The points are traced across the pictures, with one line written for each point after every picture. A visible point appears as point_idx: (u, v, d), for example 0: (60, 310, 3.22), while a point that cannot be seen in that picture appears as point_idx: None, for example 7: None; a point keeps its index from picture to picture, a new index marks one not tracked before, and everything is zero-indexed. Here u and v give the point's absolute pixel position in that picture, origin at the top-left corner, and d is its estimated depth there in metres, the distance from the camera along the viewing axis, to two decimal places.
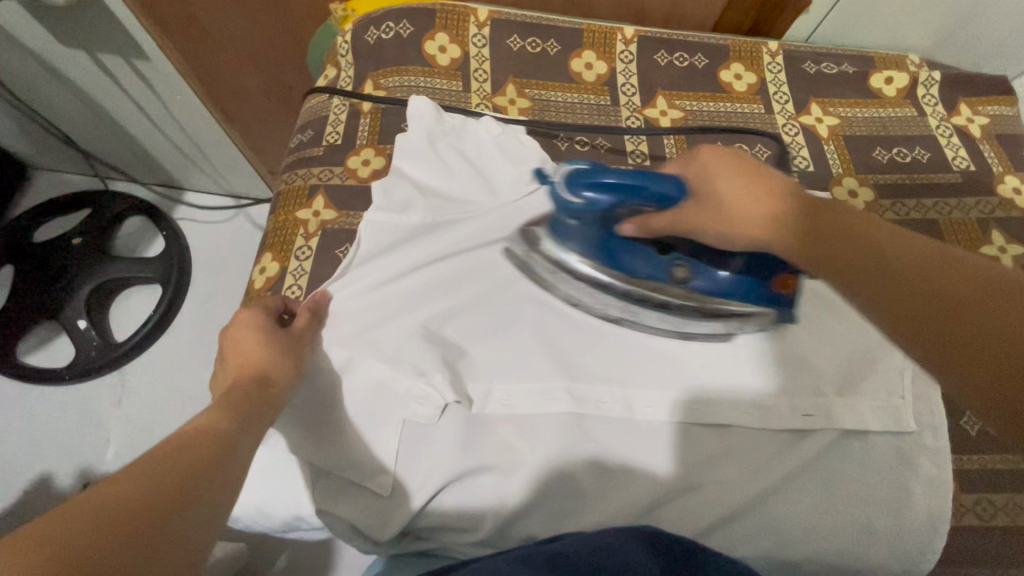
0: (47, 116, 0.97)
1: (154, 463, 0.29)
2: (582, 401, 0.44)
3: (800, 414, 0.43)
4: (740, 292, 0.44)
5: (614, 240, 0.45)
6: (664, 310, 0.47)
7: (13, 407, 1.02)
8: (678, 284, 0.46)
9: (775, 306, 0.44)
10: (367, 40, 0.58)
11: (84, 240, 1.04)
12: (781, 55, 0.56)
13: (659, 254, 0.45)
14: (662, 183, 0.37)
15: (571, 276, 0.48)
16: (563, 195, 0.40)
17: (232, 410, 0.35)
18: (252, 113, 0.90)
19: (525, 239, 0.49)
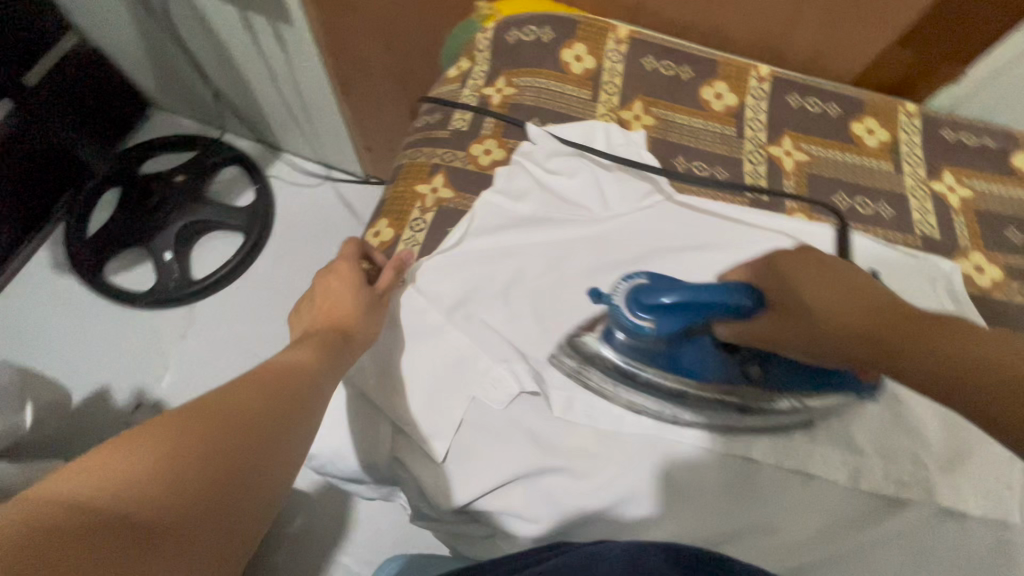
0: (182, 61, 1.05)
1: (249, 387, 0.32)
2: (663, 424, 0.44)
3: (891, 481, 0.42)
4: (820, 384, 0.43)
5: (681, 350, 0.43)
6: (746, 418, 0.43)
7: (91, 319, 1.09)
8: (754, 382, 0.44)
9: (852, 387, 0.43)
10: (507, 39, 0.60)
11: (187, 178, 1.12)
12: (918, 118, 0.56)
13: (726, 357, 0.44)
14: (743, 291, 0.38)
15: (634, 387, 0.44)
16: (631, 315, 0.40)
17: (318, 354, 0.38)
18: (367, 90, 0.95)
19: (573, 349, 0.46)
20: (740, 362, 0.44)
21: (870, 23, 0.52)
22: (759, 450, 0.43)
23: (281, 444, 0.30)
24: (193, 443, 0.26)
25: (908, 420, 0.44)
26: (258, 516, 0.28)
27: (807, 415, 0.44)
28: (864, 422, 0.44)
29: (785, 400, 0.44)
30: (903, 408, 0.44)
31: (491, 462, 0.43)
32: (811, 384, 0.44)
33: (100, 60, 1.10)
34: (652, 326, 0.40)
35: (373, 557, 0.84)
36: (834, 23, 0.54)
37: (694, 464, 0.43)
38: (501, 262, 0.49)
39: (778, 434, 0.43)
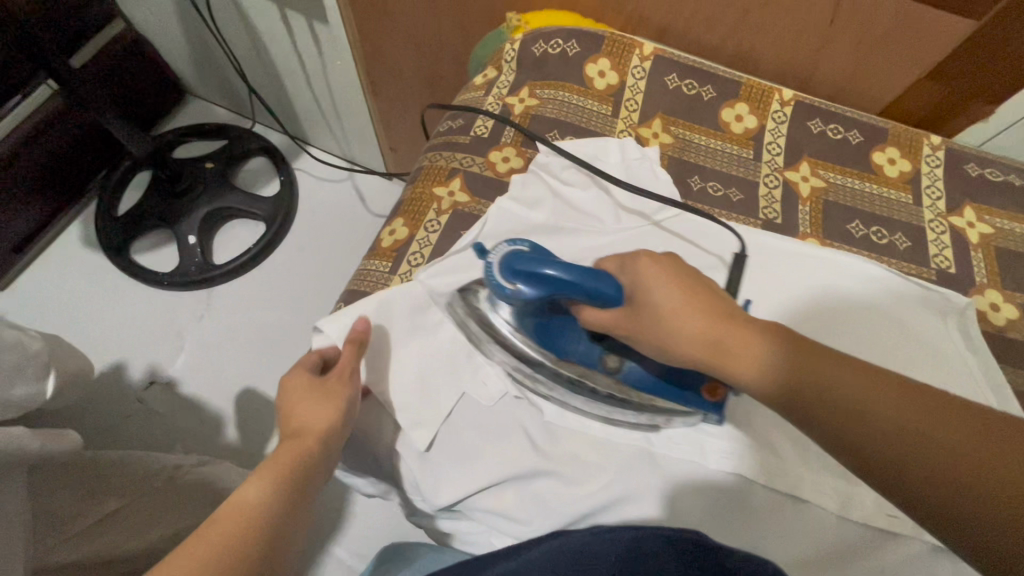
0: (220, 52, 1.09)
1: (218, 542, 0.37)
2: (654, 434, 0.44)
3: (884, 514, 0.41)
4: (671, 394, 0.43)
5: (549, 320, 0.45)
6: (592, 397, 0.45)
7: (115, 296, 1.13)
8: (608, 373, 0.45)
9: (702, 408, 0.43)
10: (533, 51, 0.61)
11: (216, 165, 1.15)
12: (942, 151, 0.55)
13: (593, 340, 0.45)
14: (604, 284, 0.39)
15: (502, 346, 0.46)
16: (498, 277, 0.40)
17: (283, 480, 0.42)
18: (395, 91, 0.97)
19: (464, 302, 0.47)
20: (603, 350, 0.45)
21: (897, 55, 0.52)
22: (749, 467, 0.42)
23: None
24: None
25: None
26: None
27: (647, 414, 0.45)
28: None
29: (633, 395, 0.44)
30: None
31: (484, 462, 0.44)
32: (663, 387, 0.44)
33: (142, 48, 1.15)
34: (516, 293, 0.40)
35: (366, 548, 0.86)
36: (861, 53, 0.53)
37: (688, 479, 0.43)
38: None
39: (770, 454, 0.43)
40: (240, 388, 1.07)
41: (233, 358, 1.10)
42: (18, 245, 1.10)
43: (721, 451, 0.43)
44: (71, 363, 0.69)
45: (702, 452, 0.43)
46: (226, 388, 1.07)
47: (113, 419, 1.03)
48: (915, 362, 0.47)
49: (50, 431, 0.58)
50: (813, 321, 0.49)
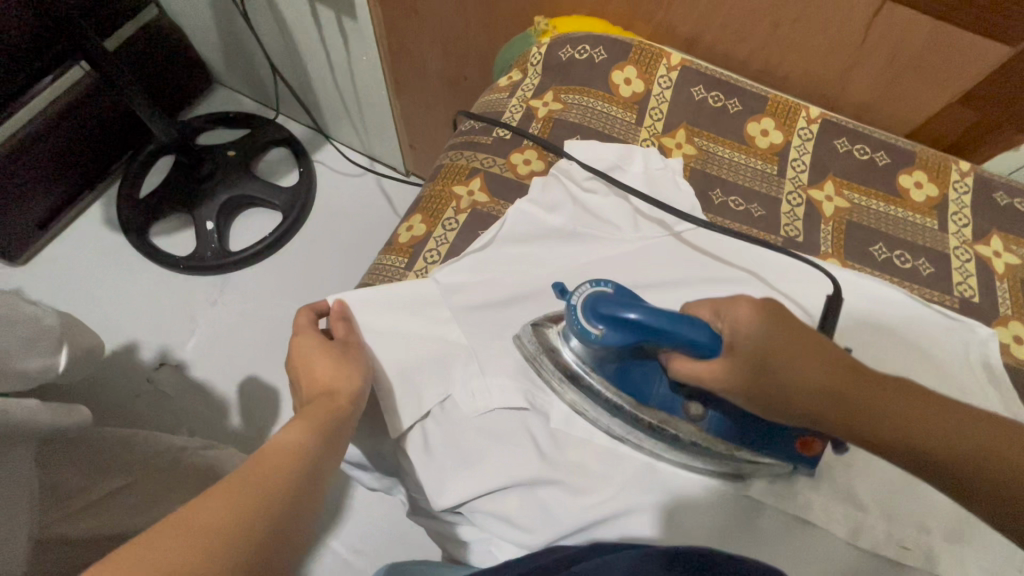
0: (249, 42, 1.11)
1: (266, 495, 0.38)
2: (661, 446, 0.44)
3: (893, 543, 0.40)
4: (761, 446, 0.41)
5: (629, 364, 0.44)
6: (674, 446, 0.43)
7: (132, 276, 1.15)
8: (691, 420, 0.42)
9: (793, 461, 0.41)
10: (560, 56, 0.62)
11: (239, 153, 1.17)
12: (971, 177, 0.54)
13: (676, 386, 0.43)
14: (696, 330, 0.37)
15: (577, 388, 0.45)
16: (581, 319, 0.40)
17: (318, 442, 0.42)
18: (418, 89, 0.98)
19: (537, 336, 0.46)
20: (686, 398, 0.43)
21: (929, 78, 0.51)
22: (758, 487, 0.42)
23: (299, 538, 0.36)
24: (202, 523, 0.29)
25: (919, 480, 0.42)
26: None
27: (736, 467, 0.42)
28: (872, 476, 0.42)
29: (716, 446, 0.41)
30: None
31: (490, 465, 0.43)
32: (755, 441, 0.41)
33: (174, 34, 1.17)
34: (600, 337, 0.40)
35: (361, 542, 0.86)
36: (892, 74, 0.53)
37: (694, 495, 0.42)
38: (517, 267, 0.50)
39: (779, 476, 0.42)
40: (248, 375, 1.08)
41: (243, 344, 1.11)
42: (42, 221, 1.11)
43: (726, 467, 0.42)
44: (85, 339, 0.70)
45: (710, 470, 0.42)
46: (234, 374, 1.08)
47: (122, 397, 1.04)
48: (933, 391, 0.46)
49: (61, 405, 0.58)
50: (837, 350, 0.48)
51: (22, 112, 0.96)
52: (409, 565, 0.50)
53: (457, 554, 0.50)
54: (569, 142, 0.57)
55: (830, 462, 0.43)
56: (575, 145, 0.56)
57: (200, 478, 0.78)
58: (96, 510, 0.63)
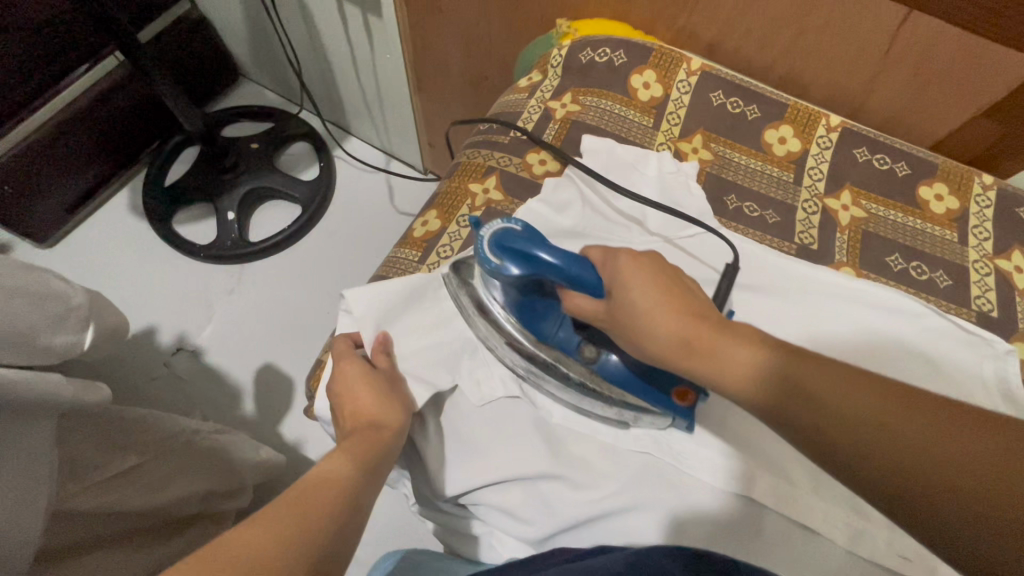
0: (276, 38, 1.13)
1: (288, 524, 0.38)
2: (662, 445, 0.44)
3: (895, 554, 0.40)
4: (643, 393, 0.44)
5: (532, 301, 0.45)
6: (565, 385, 0.46)
7: (154, 262, 1.18)
8: (585, 363, 0.46)
9: (671, 412, 0.43)
10: (580, 58, 0.62)
11: (261, 146, 1.20)
12: (994, 191, 0.53)
13: (574, 328, 0.46)
14: (584, 270, 0.40)
15: (488, 322, 0.47)
16: (486, 251, 0.42)
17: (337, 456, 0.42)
18: (439, 87, 0.99)
19: (460, 273, 0.48)
20: (582, 340, 0.46)
21: (956, 89, 0.51)
22: (761, 491, 0.41)
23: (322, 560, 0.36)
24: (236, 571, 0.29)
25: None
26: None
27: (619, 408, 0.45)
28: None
29: (599, 387, 0.45)
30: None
31: (493, 459, 0.44)
32: (640, 387, 0.44)
33: (204, 28, 1.20)
34: (503, 269, 0.41)
35: (364, 533, 0.87)
36: (917, 84, 0.52)
37: (696, 497, 0.42)
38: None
39: (782, 481, 0.42)
40: (261, 363, 1.10)
41: (258, 333, 1.13)
42: (71, 206, 1.15)
43: (728, 470, 0.42)
44: (110, 319, 0.72)
45: (713, 472, 0.42)
46: (248, 362, 1.10)
47: (140, 380, 1.07)
48: None
49: (84, 382, 0.60)
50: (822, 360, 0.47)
51: (56, 99, 1.00)
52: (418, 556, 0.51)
53: (460, 549, 0.50)
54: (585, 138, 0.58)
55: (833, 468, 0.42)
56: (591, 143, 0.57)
57: (211, 460, 0.80)
58: (112, 485, 0.65)
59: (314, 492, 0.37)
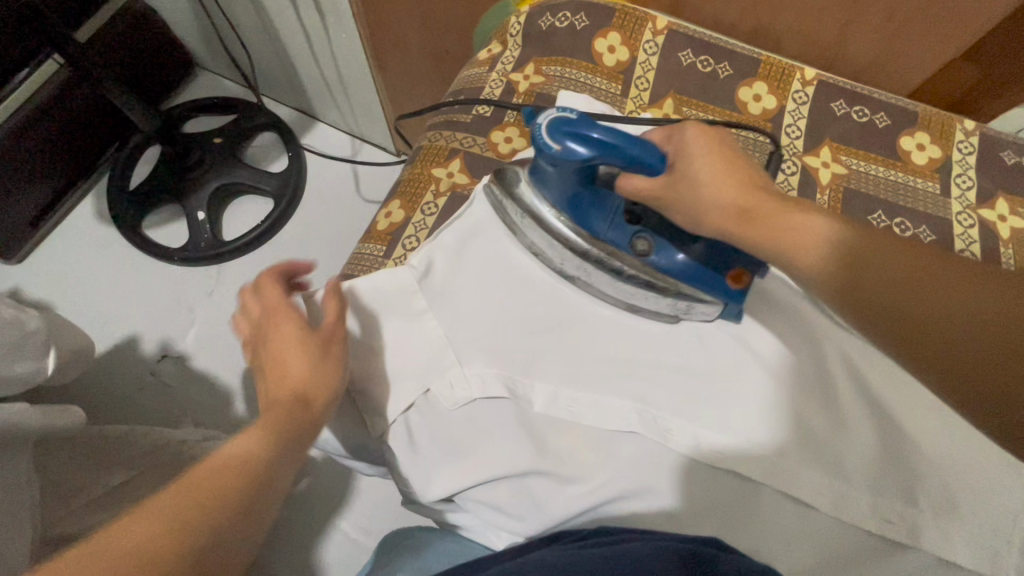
0: (226, 21, 1.08)
1: (197, 485, 0.34)
2: (649, 424, 0.41)
3: (877, 517, 0.38)
4: (702, 280, 0.42)
5: (583, 194, 0.43)
6: (616, 279, 0.44)
7: (127, 271, 1.14)
8: (637, 256, 0.43)
9: (726, 298, 0.42)
10: (540, 25, 0.59)
11: (225, 140, 1.15)
12: (977, 136, 0.51)
13: (625, 222, 0.43)
14: (644, 149, 0.38)
15: (539, 226, 0.45)
16: (543, 135, 0.39)
17: (273, 434, 0.38)
18: (401, 64, 0.94)
19: (501, 179, 0.47)
20: (634, 234, 0.43)
21: (933, 33, 0.48)
22: (743, 464, 0.39)
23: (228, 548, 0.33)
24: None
25: (910, 451, 0.39)
26: None
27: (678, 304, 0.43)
28: (859, 446, 0.40)
29: (659, 279, 0.42)
30: (903, 437, 0.39)
31: (477, 456, 0.43)
32: (701, 277, 0.42)
33: (149, 19, 1.13)
34: (562, 153, 0.38)
35: (369, 522, 0.87)
36: (892, 27, 0.49)
37: (686, 475, 0.40)
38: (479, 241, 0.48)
39: (766, 450, 0.40)
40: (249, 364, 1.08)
41: None
42: (34, 218, 1.11)
43: (717, 446, 0.40)
44: (73, 339, 0.70)
45: (694, 445, 0.40)
46: (234, 363, 1.08)
47: (127, 391, 1.05)
48: None
49: (54, 406, 0.59)
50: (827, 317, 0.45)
51: None
52: (412, 533, 0.49)
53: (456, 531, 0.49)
54: (562, 92, 0.55)
55: (818, 432, 0.40)
56: (566, 97, 0.54)
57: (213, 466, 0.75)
58: (100, 505, 0.64)
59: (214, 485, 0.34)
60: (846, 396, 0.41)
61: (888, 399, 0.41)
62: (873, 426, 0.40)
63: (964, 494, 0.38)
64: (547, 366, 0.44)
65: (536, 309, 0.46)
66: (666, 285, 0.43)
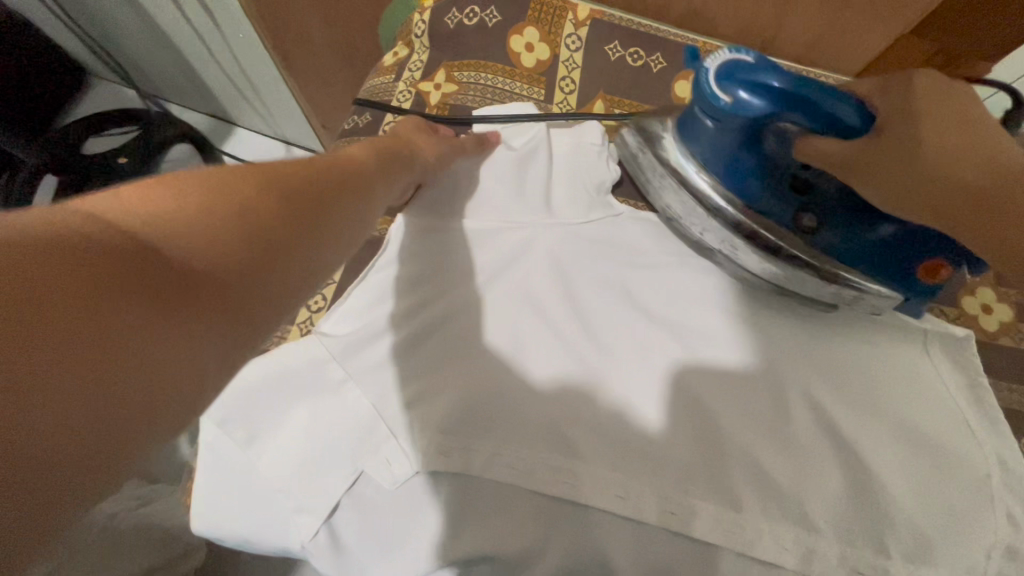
0: (108, 26, 0.94)
1: (313, 161, 0.30)
2: (596, 488, 0.36)
3: (847, 569, 0.35)
4: (874, 267, 0.39)
5: (745, 155, 0.41)
6: (768, 256, 0.41)
7: None
8: (799, 232, 0.40)
9: (909, 290, 0.39)
10: (446, 24, 0.52)
11: (132, 159, 1.00)
12: None
13: (792, 193, 0.40)
14: (845, 107, 0.33)
15: (682, 187, 0.44)
16: (711, 84, 0.37)
17: (382, 156, 0.37)
18: (314, 64, 0.84)
19: (646, 134, 0.46)
20: (798, 209, 0.40)
21: (876, 13, 0.43)
22: (702, 528, 0.35)
23: (343, 227, 0.29)
24: (202, 244, 0.22)
25: (877, 491, 0.36)
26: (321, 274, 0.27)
27: (846, 293, 0.40)
28: (820, 488, 0.36)
29: (820, 260, 0.40)
30: (869, 475, 0.36)
31: (406, 554, 0.36)
32: (885, 265, 0.38)
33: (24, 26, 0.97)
34: (727, 101, 0.37)
35: None
36: (833, 8, 0.44)
37: (639, 541, 0.36)
38: (405, 267, 0.43)
39: (726, 507, 0.36)
40: None
41: None
42: None
43: (669, 505, 0.36)
44: None
45: (643, 505, 0.36)
46: None
47: None
48: (934, 413, 0.39)
49: None
50: (803, 347, 0.41)
51: None
52: None
53: None
54: (479, 109, 0.50)
55: (781, 480, 0.37)
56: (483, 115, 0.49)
57: None
58: None
59: (330, 171, 0.31)
60: (805, 431, 0.38)
61: (848, 430, 0.38)
62: (837, 463, 0.37)
63: (933, 532, 0.35)
64: (486, 436, 0.38)
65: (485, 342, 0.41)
66: (835, 270, 0.39)
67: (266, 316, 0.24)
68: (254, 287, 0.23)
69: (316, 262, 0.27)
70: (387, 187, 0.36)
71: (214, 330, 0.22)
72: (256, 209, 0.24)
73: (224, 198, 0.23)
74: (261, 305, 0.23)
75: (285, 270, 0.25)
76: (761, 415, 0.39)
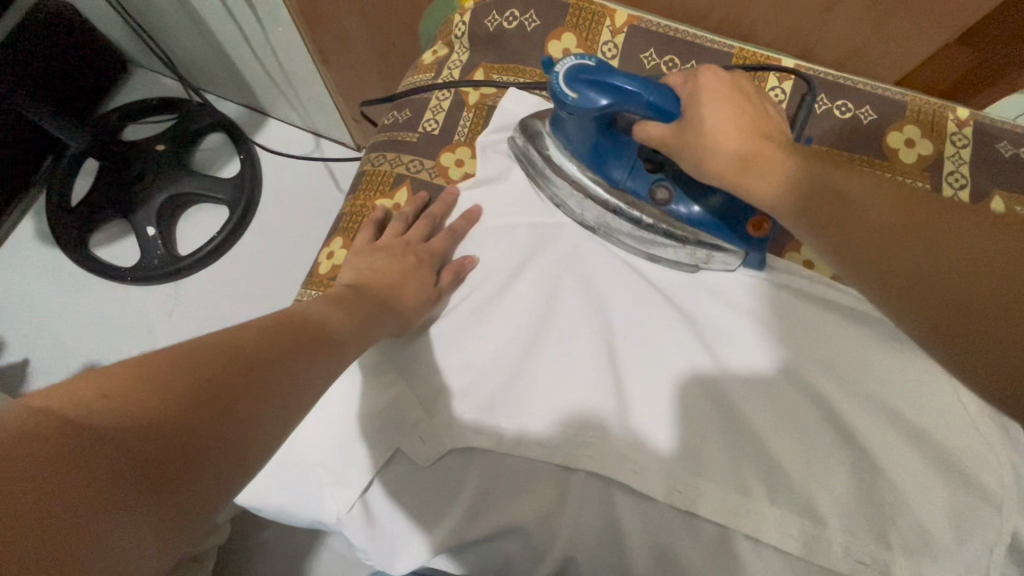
0: (154, 19, 0.98)
1: (271, 326, 0.30)
2: (611, 465, 0.38)
3: (850, 559, 0.35)
4: (718, 230, 0.42)
5: (603, 141, 0.43)
6: (636, 229, 0.44)
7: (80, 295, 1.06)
8: (657, 205, 0.43)
9: (749, 248, 0.42)
10: (485, 26, 0.54)
11: (168, 147, 1.04)
12: (970, 127, 0.48)
13: (646, 171, 0.44)
14: (665, 95, 0.37)
15: (558, 174, 0.46)
16: (561, 83, 0.39)
17: (348, 308, 0.37)
18: (348, 58, 0.85)
19: (526, 129, 0.48)
20: (653, 183, 0.43)
21: (919, 21, 0.43)
22: (708, 507, 0.37)
23: (289, 389, 0.28)
24: (116, 430, 0.21)
25: (882, 485, 0.36)
26: (254, 448, 0.25)
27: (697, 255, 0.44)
28: (824, 479, 0.37)
29: (676, 228, 0.43)
30: (876, 469, 0.37)
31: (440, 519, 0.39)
32: (730, 225, 0.42)
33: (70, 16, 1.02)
34: (576, 99, 0.39)
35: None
36: (874, 17, 0.44)
37: (649, 517, 0.38)
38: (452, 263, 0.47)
39: (732, 490, 0.37)
40: None
41: None
42: None
43: (683, 487, 0.37)
44: None
45: (651, 481, 0.37)
46: None
47: None
48: (934, 418, 0.38)
49: None
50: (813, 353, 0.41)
51: None
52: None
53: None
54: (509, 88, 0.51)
55: (789, 470, 0.37)
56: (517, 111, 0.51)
57: None
58: None
59: (285, 330, 0.30)
60: (812, 424, 0.38)
61: (857, 424, 0.38)
62: (841, 455, 0.37)
63: (934, 527, 0.35)
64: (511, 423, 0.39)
65: (497, 339, 0.43)
66: (689, 234, 0.43)
67: (196, 515, 0.22)
68: (185, 486, 0.22)
69: (260, 433, 0.25)
70: (360, 343, 0.36)
71: (145, 536, 0.20)
72: (185, 378, 0.24)
73: (152, 379, 0.23)
74: (180, 499, 0.22)
75: (224, 457, 0.24)
76: (774, 408, 0.39)
